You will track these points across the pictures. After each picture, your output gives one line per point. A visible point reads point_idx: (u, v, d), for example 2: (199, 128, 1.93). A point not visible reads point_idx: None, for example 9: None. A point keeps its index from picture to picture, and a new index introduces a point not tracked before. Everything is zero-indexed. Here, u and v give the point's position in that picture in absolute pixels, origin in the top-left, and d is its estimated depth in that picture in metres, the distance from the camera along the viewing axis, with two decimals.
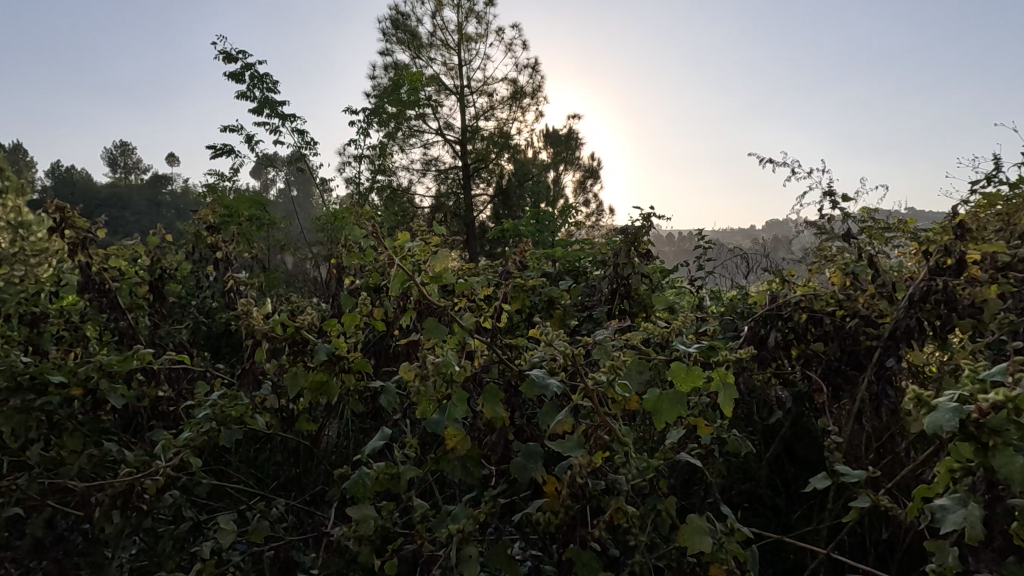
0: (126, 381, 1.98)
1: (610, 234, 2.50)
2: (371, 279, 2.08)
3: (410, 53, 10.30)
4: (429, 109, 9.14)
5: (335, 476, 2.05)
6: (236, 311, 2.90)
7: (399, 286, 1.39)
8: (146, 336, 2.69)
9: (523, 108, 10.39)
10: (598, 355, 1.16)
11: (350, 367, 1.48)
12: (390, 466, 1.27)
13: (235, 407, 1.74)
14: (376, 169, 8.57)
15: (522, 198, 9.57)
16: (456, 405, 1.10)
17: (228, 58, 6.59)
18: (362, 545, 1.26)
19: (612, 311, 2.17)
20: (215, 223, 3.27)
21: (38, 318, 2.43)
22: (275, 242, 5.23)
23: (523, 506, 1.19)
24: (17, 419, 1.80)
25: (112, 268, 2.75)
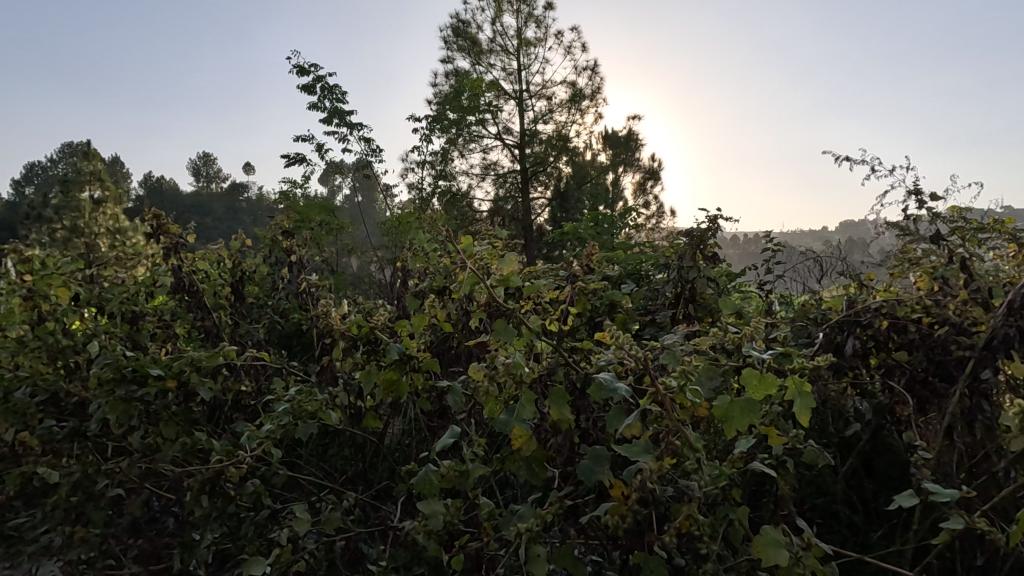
0: (213, 375, 2.13)
1: (674, 236, 2.44)
2: (436, 281, 2.14)
3: (471, 60, 10.47)
4: (489, 115, 9.25)
5: (400, 472, 2.12)
6: (309, 312, 3.05)
7: (469, 288, 1.43)
8: (228, 334, 2.87)
9: (582, 110, 10.35)
10: (665, 359, 1.13)
11: (419, 366, 1.53)
12: (458, 464, 1.30)
13: (312, 402, 1.84)
14: (438, 174, 8.76)
15: (580, 201, 9.70)
16: (524, 406, 1.12)
17: (301, 71, 6.93)
18: (430, 539, 1.30)
19: (677, 315, 2.12)
20: (290, 229, 3.46)
21: (137, 316, 2.67)
22: (343, 246, 5.45)
23: (587, 508, 1.19)
24: (122, 407, 2.01)
25: (200, 270, 2.96)
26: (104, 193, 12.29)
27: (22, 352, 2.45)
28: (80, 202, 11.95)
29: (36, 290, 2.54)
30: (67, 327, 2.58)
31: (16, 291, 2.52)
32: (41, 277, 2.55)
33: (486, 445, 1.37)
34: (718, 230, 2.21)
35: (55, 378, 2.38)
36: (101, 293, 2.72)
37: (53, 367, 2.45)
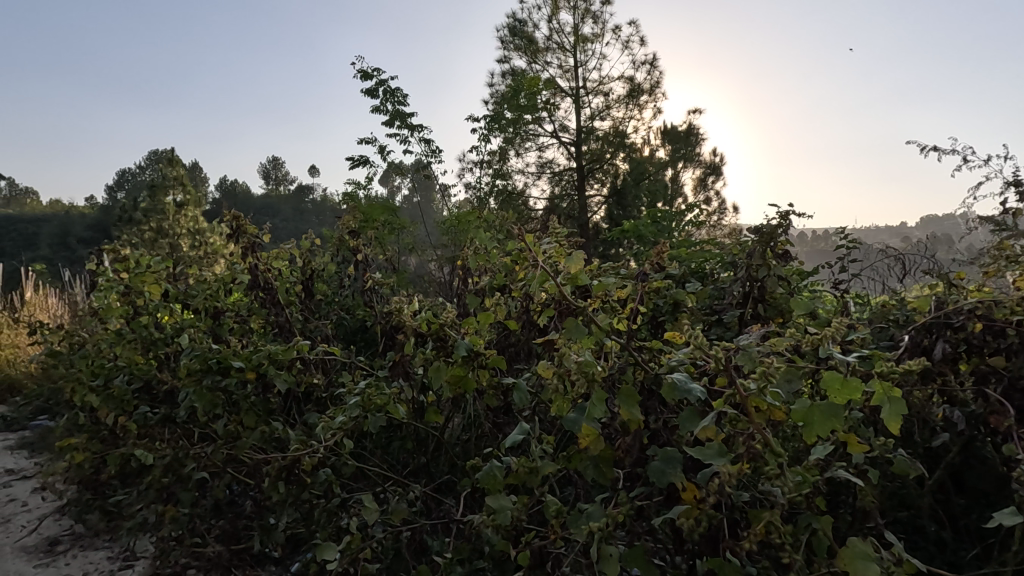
0: (288, 367, 2.25)
1: (741, 234, 2.36)
2: (497, 279, 2.16)
3: (528, 58, 10.47)
4: (546, 113, 9.23)
5: (462, 467, 2.15)
6: (374, 308, 3.15)
7: (538, 286, 1.45)
8: (299, 329, 3.00)
9: (640, 105, 10.14)
10: (740, 359, 1.09)
11: (485, 362, 1.55)
12: (527, 460, 1.31)
13: (380, 396, 1.90)
14: (495, 173, 8.83)
15: (638, 198, 9.31)
16: (595, 404, 1.11)
17: (364, 76, 7.16)
18: (497, 533, 1.32)
19: (745, 315, 2.05)
20: (356, 228, 3.59)
21: (218, 311, 2.85)
22: (404, 245, 5.59)
23: (656, 510, 1.17)
24: (209, 396, 2.16)
25: (274, 269, 3.12)
26: (186, 197, 13.13)
27: (120, 343, 2.67)
28: (165, 205, 12.82)
29: (132, 286, 2.82)
30: (159, 320, 2.81)
31: (115, 287, 2.83)
32: (136, 275, 2.78)
33: (554, 442, 1.37)
34: (790, 226, 2.11)
35: (150, 367, 2.62)
36: (187, 289, 2.94)
37: (146, 358, 2.67)
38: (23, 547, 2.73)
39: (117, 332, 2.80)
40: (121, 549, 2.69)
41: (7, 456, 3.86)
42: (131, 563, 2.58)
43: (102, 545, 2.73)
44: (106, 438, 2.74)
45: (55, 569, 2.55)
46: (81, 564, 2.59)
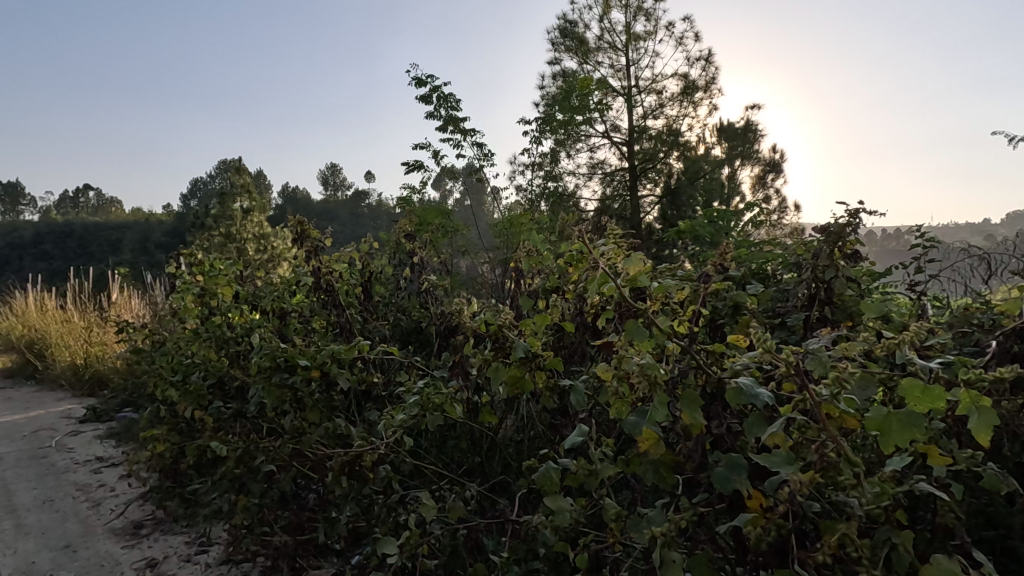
0: (350, 366, 2.34)
1: (806, 234, 2.25)
2: (550, 281, 2.16)
3: (579, 59, 10.41)
4: (598, 113, 9.14)
5: (516, 468, 2.16)
6: (429, 310, 3.22)
7: (597, 288, 1.45)
8: (359, 329, 3.10)
9: (695, 103, 9.86)
10: (810, 363, 1.06)
11: (542, 364, 1.56)
12: (586, 463, 1.31)
13: (438, 395, 1.94)
14: (546, 175, 8.81)
15: (692, 198, 9.02)
16: (657, 407, 1.11)
17: (419, 83, 7.32)
18: (555, 535, 1.33)
19: (811, 318, 1.96)
20: (411, 231, 3.67)
21: (285, 313, 3.00)
22: (457, 247, 5.67)
23: (721, 517, 1.14)
24: (277, 392, 2.27)
25: (335, 271, 3.25)
26: (251, 203, 13.82)
27: (197, 342, 2.85)
28: (233, 211, 13.55)
29: (207, 288, 3.01)
30: (230, 320, 2.99)
31: (191, 289, 3.04)
32: (211, 278, 2.97)
33: (613, 445, 1.36)
34: (860, 225, 2.00)
35: (222, 364, 2.78)
36: (256, 291, 3.12)
37: (219, 356, 2.83)
38: (112, 529, 2.96)
39: (194, 331, 2.98)
40: (197, 535, 2.87)
41: (96, 445, 4.19)
42: (206, 548, 2.75)
43: (180, 531, 2.92)
44: (183, 430, 2.92)
45: (140, 551, 2.75)
46: (162, 548, 2.78)
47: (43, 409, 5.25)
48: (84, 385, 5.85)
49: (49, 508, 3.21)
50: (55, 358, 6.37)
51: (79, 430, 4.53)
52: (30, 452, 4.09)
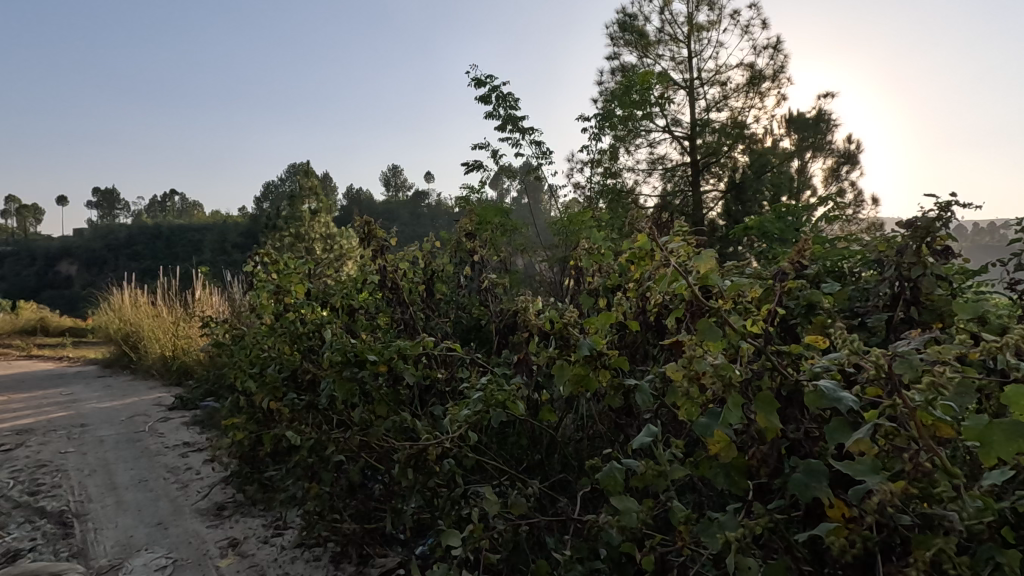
0: (415, 362, 2.40)
1: (890, 229, 2.11)
2: (612, 279, 2.14)
3: (638, 53, 10.20)
4: (658, 108, 8.92)
5: (577, 466, 2.16)
6: (489, 308, 3.24)
7: (666, 286, 1.42)
8: (422, 326, 3.17)
9: (762, 93, 9.43)
10: (899, 367, 0.99)
11: (607, 362, 1.55)
12: (655, 464, 1.28)
13: (501, 392, 1.95)
14: (605, 172, 8.70)
15: (759, 191, 8.52)
16: (731, 409, 1.07)
17: (478, 83, 7.39)
18: (622, 535, 1.32)
19: (894, 319, 1.83)
20: (472, 230, 3.72)
21: (353, 309, 3.12)
22: (515, 246, 5.69)
23: (800, 525, 1.10)
24: (346, 386, 2.36)
25: (399, 269, 3.35)
26: (318, 205, 14.53)
27: (275, 336, 3.02)
28: (302, 213, 14.25)
29: (282, 286, 3.19)
30: (303, 317, 3.14)
31: (267, 286, 3.24)
32: (286, 276, 3.14)
33: (682, 447, 1.34)
34: (952, 219, 1.86)
35: (295, 358, 2.92)
36: (326, 288, 3.27)
37: (293, 350, 2.97)
38: (199, 509, 3.19)
39: (270, 327, 3.16)
40: (273, 519, 3.05)
41: (184, 430, 4.53)
42: (282, 531, 2.91)
43: (258, 514, 3.10)
44: (260, 420, 3.11)
45: (224, 530, 2.95)
46: (243, 529, 2.96)
47: (137, 397, 5.72)
48: (172, 375, 6.33)
49: (144, 488, 3.49)
50: (148, 349, 6.93)
51: (169, 417, 4.90)
52: (127, 435, 4.47)
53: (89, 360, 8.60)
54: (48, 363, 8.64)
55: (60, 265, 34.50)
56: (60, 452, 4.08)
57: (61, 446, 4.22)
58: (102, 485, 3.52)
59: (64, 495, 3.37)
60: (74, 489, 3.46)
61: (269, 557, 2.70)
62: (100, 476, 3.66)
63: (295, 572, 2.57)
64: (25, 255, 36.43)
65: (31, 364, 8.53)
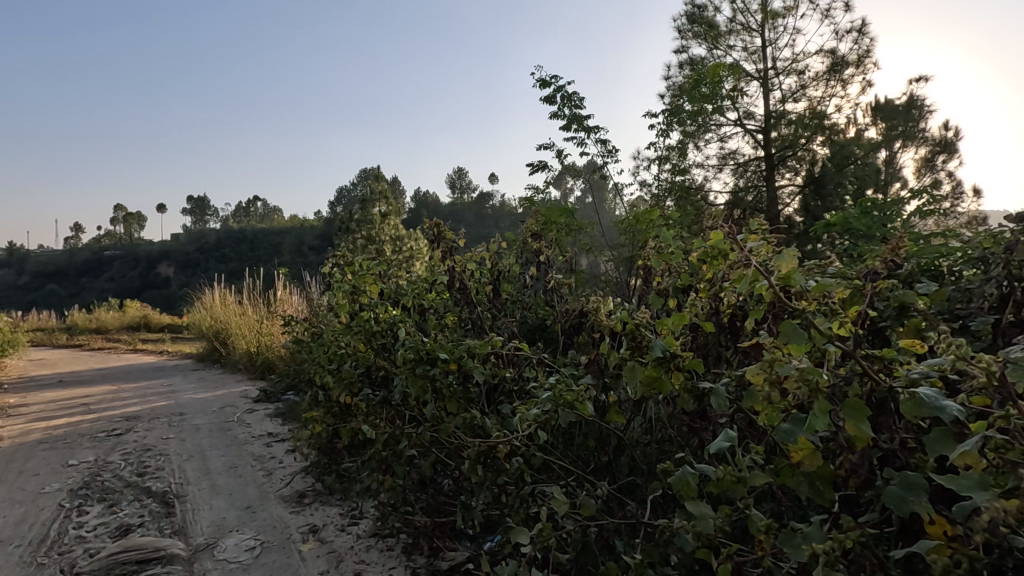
0: (484, 361, 2.45)
1: (998, 222, 1.92)
2: (682, 279, 2.08)
3: (708, 45, 9.85)
4: (729, 101, 8.56)
5: (646, 469, 2.12)
6: (554, 308, 3.23)
7: (746, 287, 1.37)
8: (489, 326, 3.21)
9: (845, 80, 8.84)
10: (1012, 376, 0.91)
11: (681, 364, 1.52)
12: (733, 469, 1.24)
13: (570, 391, 1.93)
14: (673, 169, 8.45)
15: (841, 185, 8.01)
16: (817, 416, 1.02)
17: (543, 84, 7.38)
18: (698, 541, 1.28)
19: (1002, 322, 1.67)
20: (538, 230, 3.72)
21: (423, 309, 3.22)
22: (581, 245, 5.64)
23: (895, 541, 1.03)
24: (419, 383, 2.42)
25: (468, 270, 3.43)
26: (388, 208, 15.08)
27: (351, 334, 3.17)
28: (373, 215, 14.84)
29: (358, 286, 3.35)
30: (378, 315, 3.28)
31: (344, 287, 3.42)
32: (361, 277, 3.31)
33: (761, 453, 1.28)
34: None
35: (370, 355, 3.05)
36: (398, 288, 3.39)
37: (367, 347, 3.10)
38: (283, 496, 3.40)
39: (346, 325, 3.31)
40: (349, 509, 3.20)
41: (268, 422, 4.84)
42: (357, 521, 3.05)
43: (336, 503, 3.26)
44: (337, 413, 3.26)
45: (305, 517, 3.13)
46: (322, 516, 3.13)
47: (227, 389, 6.17)
48: (257, 369, 6.77)
49: (234, 474, 3.76)
50: (236, 345, 7.45)
51: (255, 409, 5.25)
52: (219, 425, 4.84)
53: (184, 355, 9.36)
54: (151, 356, 9.50)
55: (160, 267, 37.80)
56: (163, 438, 4.47)
57: (164, 432, 4.63)
58: (198, 469, 3.83)
59: (166, 477, 3.69)
60: (175, 472, 3.78)
61: (346, 545, 2.83)
62: (197, 461, 3.98)
63: (370, 560, 2.69)
64: (131, 258, 40.20)
65: (136, 356, 9.39)
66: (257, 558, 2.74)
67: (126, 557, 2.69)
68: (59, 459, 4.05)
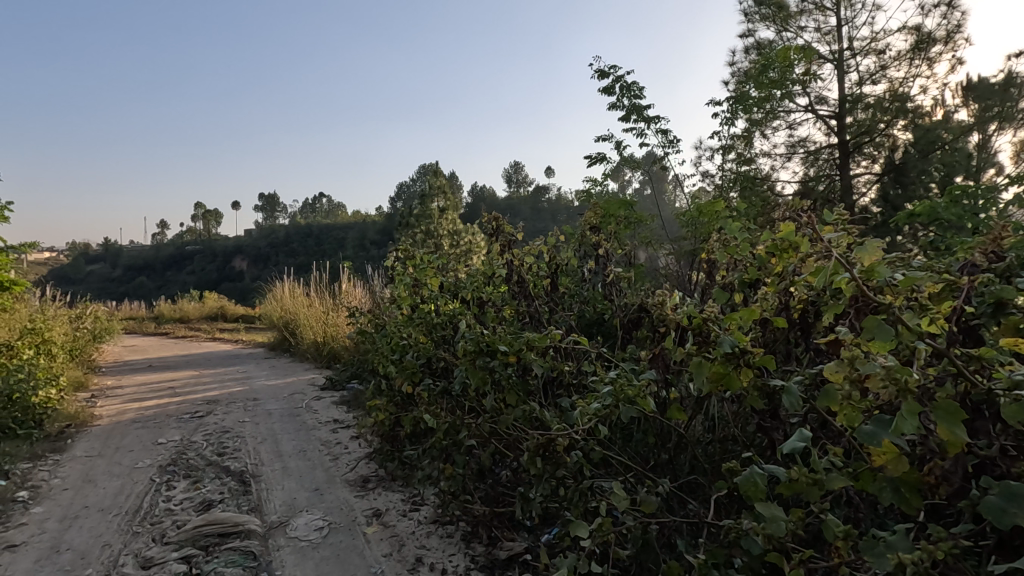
0: (543, 354, 2.45)
1: None
2: (749, 272, 2.00)
3: (777, 27, 9.36)
4: (800, 85, 8.10)
5: (709, 468, 2.06)
6: (613, 302, 3.16)
7: (825, 280, 1.29)
8: (547, 320, 3.20)
9: (931, 59, 8.16)
10: None
11: (750, 361, 1.46)
12: (809, 471, 1.18)
13: (631, 387, 1.91)
14: (739, 159, 8.11)
15: (927, 172, 7.49)
16: (904, 417, 0.95)
17: (602, 74, 7.26)
18: (769, 545, 1.24)
19: None
20: (597, 224, 3.67)
21: (483, 301, 3.25)
22: (640, 239, 5.51)
23: (990, 557, 0.95)
24: (479, 374, 2.45)
25: (526, 263, 3.44)
26: (446, 203, 15.37)
27: (413, 325, 3.26)
28: (431, 211, 15.13)
29: (421, 279, 3.45)
30: (439, 308, 3.35)
31: (406, 280, 3.52)
32: (423, 270, 3.40)
33: (839, 456, 1.22)
34: None
35: (431, 347, 3.12)
36: (457, 282, 3.45)
37: (428, 339, 3.17)
38: (348, 480, 3.56)
39: (408, 317, 3.41)
40: (411, 495, 3.29)
41: (334, 409, 5.06)
42: (419, 507, 3.14)
43: (398, 489, 3.37)
44: (399, 403, 3.37)
45: (369, 501, 3.26)
46: (385, 501, 3.25)
47: (296, 377, 6.49)
48: (323, 358, 7.07)
49: (304, 457, 3.96)
50: (304, 335, 7.80)
51: (322, 396, 5.50)
52: (289, 410, 5.10)
53: (257, 344, 9.91)
54: (227, 345, 10.11)
55: (235, 261, 40.15)
56: (239, 421, 4.77)
57: (240, 416, 4.93)
58: (272, 451, 4.06)
59: (243, 457, 3.95)
60: (251, 453, 4.02)
61: (407, 530, 2.92)
62: (270, 444, 4.22)
63: (431, 546, 2.77)
64: (209, 253, 42.89)
65: (215, 345, 10.04)
66: (325, 537, 2.88)
67: (209, 530, 2.89)
68: (150, 437, 4.40)
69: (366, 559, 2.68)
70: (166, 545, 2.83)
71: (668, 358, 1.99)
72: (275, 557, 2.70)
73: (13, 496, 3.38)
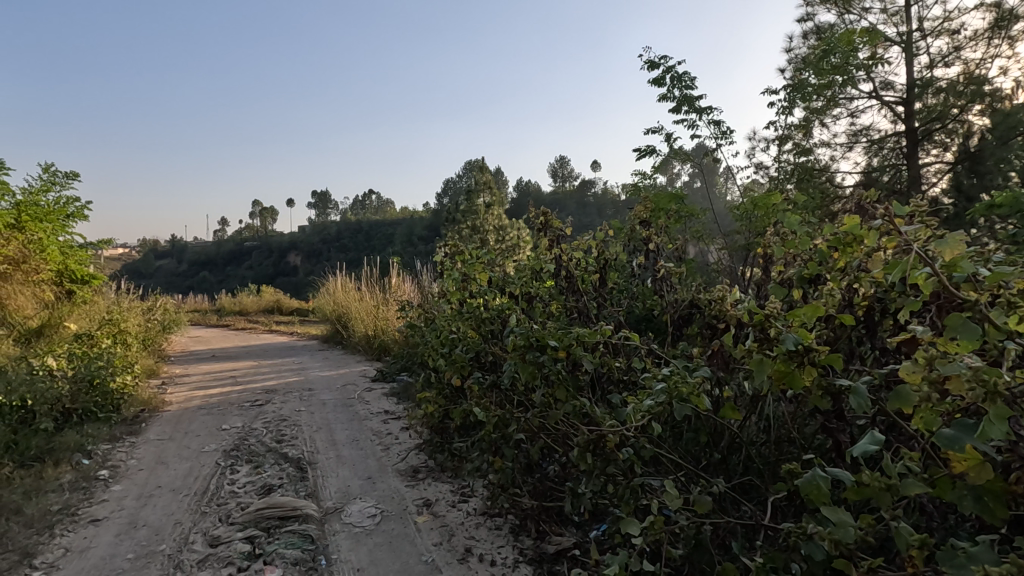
0: (593, 349, 2.42)
1: None
2: (811, 266, 1.92)
3: (839, 10, 8.89)
4: (864, 70, 7.67)
5: (765, 469, 2.00)
6: (663, 297, 3.07)
7: (901, 275, 1.23)
8: (595, 316, 3.16)
9: (1012, 37, 7.56)
10: None
11: (816, 360, 1.40)
12: (880, 475, 1.12)
13: (685, 384, 1.86)
14: (796, 149, 7.76)
15: (1007, 160, 6.75)
16: (991, 423, 0.89)
17: (652, 65, 7.07)
18: (836, 550, 1.18)
19: None
20: (646, 218, 3.60)
21: (531, 296, 3.25)
22: (691, 233, 5.36)
23: None
24: (529, 368, 2.43)
25: (574, 258, 3.42)
26: (492, 199, 15.45)
27: (462, 319, 3.29)
28: (477, 207, 15.24)
29: (469, 273, 3.48)
30: (487, 303, 3.37)
31: (455, 275, 3.56)
32: (472, 264, 3.43)
33: (913, 461, 1.15)
34: None
35: (479, 341, 3.14)
36: (505, 277, 3.46)
37: (477, 333, 3.20)
38: (398, 469, 3.65)
39: (457, 311, 3.45)
40: (459, 486, 3.35)
41: (385, 400, 5.19)
42: (467, 498, 3.19)
43: (447, 480, 3.43)
44: (448, 396, 3.42)
45: (420, 490, 3.33)
46: (434, 491, 3.31)
47: (348, 369, 6.68)
48: (374, 351, 7.26)
49: (356, 446, 4.08)
50: (355, 328, 8.02)
51: (373, 388, 5.65)
52: (342, 400, 5.28)
53: (311, 336, 10.28)
54: (283, 337, 10.52)
55: (290, 257, 41.76)
56: (296, 410, 4.97)
57: (296, 405, 5.13)
58: (326, 440, 4.21)
59: (300, 444, 4.11)
60: (307, 441, 4.19)
61: (456, 520, 2.97)
62: (325, 433, 4.37)
63: (480, 536, 2.81)
64: (266, 249, 44.78)
65: (271, 337, 10.47)
66: (378, 524, 2.97)
67: (270, 513, 3.03)
68: (215, 424, 4.64)
69: (417, 547, 2.74)
70: (231, 525, 2.98)
71: (726, 355, 1.93)
72: (331, 542, 2.81)
73: (94, 474, 3.64)
